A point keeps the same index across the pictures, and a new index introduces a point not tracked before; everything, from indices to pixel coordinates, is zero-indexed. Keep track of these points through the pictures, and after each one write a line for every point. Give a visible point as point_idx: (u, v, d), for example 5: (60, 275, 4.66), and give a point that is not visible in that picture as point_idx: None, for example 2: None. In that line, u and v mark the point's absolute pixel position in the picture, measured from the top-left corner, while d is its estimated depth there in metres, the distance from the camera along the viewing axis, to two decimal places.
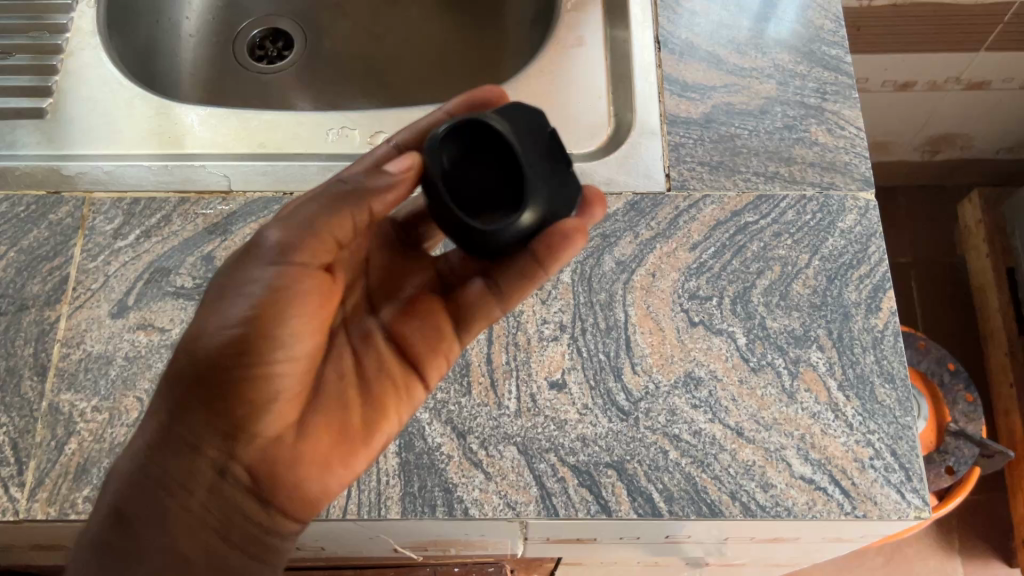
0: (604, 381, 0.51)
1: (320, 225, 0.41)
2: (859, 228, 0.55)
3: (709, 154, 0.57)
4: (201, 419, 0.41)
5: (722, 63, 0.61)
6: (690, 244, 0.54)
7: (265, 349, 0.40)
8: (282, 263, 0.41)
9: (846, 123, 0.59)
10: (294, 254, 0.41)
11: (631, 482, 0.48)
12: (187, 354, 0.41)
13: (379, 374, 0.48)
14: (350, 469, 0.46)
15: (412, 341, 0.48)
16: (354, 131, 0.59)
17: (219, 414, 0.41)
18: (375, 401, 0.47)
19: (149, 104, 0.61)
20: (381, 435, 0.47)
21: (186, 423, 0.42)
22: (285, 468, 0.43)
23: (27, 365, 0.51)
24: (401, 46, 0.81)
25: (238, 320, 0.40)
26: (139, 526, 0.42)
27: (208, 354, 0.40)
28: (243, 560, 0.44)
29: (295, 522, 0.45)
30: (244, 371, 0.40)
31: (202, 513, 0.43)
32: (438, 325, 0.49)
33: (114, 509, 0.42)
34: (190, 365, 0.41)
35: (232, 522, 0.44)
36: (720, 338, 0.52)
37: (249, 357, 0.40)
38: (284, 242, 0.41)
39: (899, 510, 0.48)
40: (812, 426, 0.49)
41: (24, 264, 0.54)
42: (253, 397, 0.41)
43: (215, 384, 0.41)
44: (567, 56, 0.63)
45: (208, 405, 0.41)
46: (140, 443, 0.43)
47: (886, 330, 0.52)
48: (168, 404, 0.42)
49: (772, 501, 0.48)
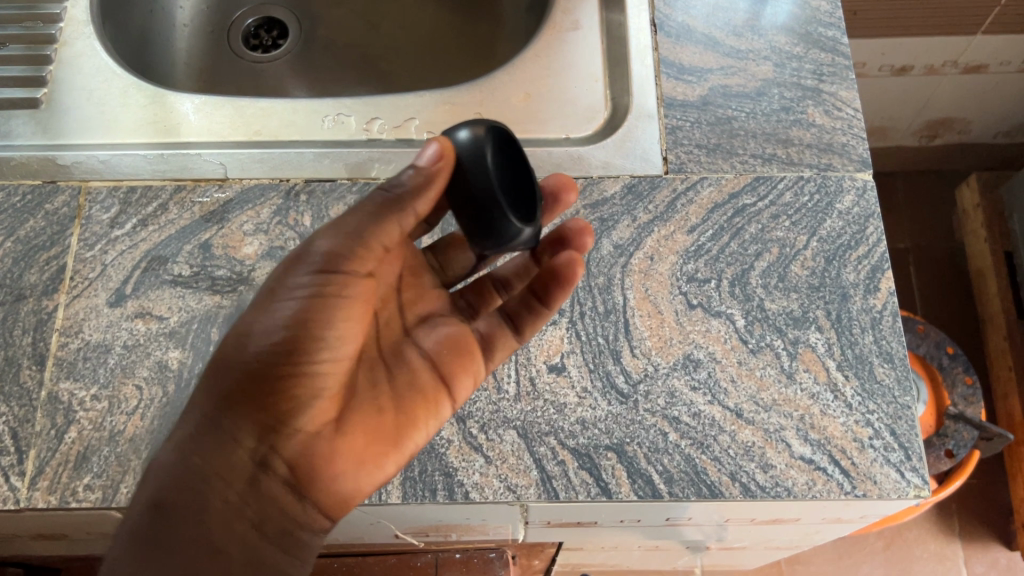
0: (603, 364, 0.51)
1: (365, 233, 0.43)
2: (857, 208, 0.55)
3: (706, 136, 0.57)
4: (245, 412, 0.42)
5: (719, 45, 0.61)
6: (687, 227, 0.54)
7: (311, 348, 0.42)
8: (327, 269, 0.43)
9: (844, 104, 0.59)
10: (337, 262, 0.43)
11: (631, 464, 0.48)
12: (246, 347, 0.42)
13: (412, 387, 0.47)
14: (382, 470, 0.46)
15: (442, 352, 0.49)
16: (349, 118, 0.59)
17: (263, 408, 0.42)
18: (407, 409, 0.46)
19: (144, 93, 0.60)
20: (413, 441, 0.47)
21: (233, 412, 0.42)
22: (320, 466, 0.43)
23: (26, 354, 0.51)
24: (397, 34, 0.81)
25: (285, 322, 0.42)
26: (176, 512, 0.41)
27: (266, 347, 0.42)
28: (275, 555, 0.43)
29: (325, 521, 0.45)
30: (291, 368, 0.42)
31: (238, 506, 0.42)
32: (468, 347, 0.49)
33: (151, 499, 0.41)
34: (242, 363, 0.42)
35: (267, 517, 0.43)
36: (719, 320, 0.52)
37: (297, 354, 0.42)
38: (330, 251, 0.43)
39: (899, 489, 0.48)
40: (811, 407, 0.49)
41: (21, 253, 0.54)
42: (297, 392, 0.42)
43: (267, 377, 0.42)
44: (563, 41, 0.63)
45: (253, 400, 0.42)
46: (181, 436, 0.43)
47: (885, 310, 0.52)
48: (214, 397, 0.42)
49: (772, 482, 0.48)
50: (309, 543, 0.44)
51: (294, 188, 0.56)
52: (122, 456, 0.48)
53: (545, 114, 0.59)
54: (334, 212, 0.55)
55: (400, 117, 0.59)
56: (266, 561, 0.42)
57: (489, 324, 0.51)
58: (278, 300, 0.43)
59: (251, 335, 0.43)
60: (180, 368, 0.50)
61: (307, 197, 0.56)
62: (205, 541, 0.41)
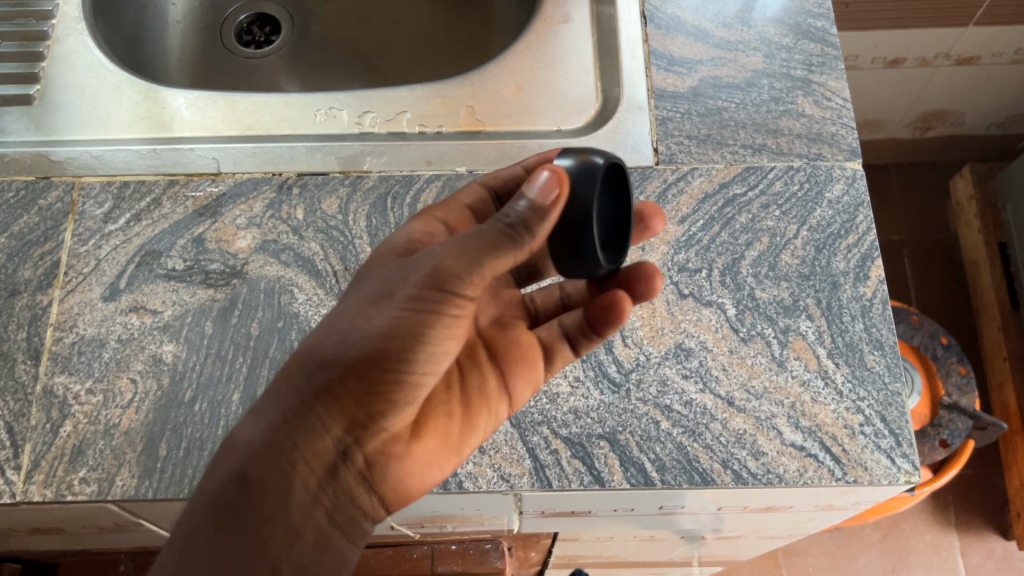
0: (595, 354, 0.51)
1: (484, 257, 0.37)
2: (847, 197, 0.55)
3: (697, 127, 0.58)
4: (340, 406, 0.41)
5: (709, 37, 0.61)
6: (678, 217, 0.55)
7: (410, 362, 0.40)
8: (437, 286, 0.38)
9: (833, 95, 0.59)
10: (450, 281, 0.38)
11: (624, 453, 0.49)
12: (338, 342, 0.40)
13: (481, 397, 0.48)
14: (445, 471, 0.47)
15: (506, 359, 0.50)
16: (341, 112, 0.60)
17: (359, 408, 0.41)
18: (471, 415, 0.47)
19: (136, 89, 0.61)
20: (473, 442, 0.47)
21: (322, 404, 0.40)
22: (394, 464, 0.44)
23: (20, 349, 0.51)
24: (389, 29, 0.81)
25: (391, 330, 0.39)
26: (260, 501, 0.40)
27: (362, 354, 0.39)
28: (341, 541, 0.43)
29: (386, 511, 0.45)
30: (391, 376, 0.40)
31: (317, 493, 0.42)
32: (528, 355, 0.50)
33: (236, 474, 0.40)
34: (341, 357, 0.40)
35: (340, 504, 0.43)
36: (710, 309, 0.52)
37: (397, 366, 0.40)
38: (448, 270, 0.38)
39: (889, 475, 0.48)
40: (802, 394, 0.50)
41: (16, 249, 0.54)
42: (391, 399, 0.41)
43: (363, 380, 0.40)
44: (554, 33, 0.63)
45: (352, 398, 0.40)
46: (269, 408, 0.41)
47: (875, 297, 0.52)
48: (310, 381, 0.40)
49: (763, 469, 0.48)
50: (369, 530, 0.45)
51: (286, 182, 0.56)
52: (117, 449, 0.49)
53: (537, 107, 0.59)
54: (326, 205, 0.55)
55: (391, 111, 0.59)
56: (332, 547, 0.43)
57: (549, 331, 0.51)
58: (378, 302, 0.39)
59: (347, 331, 0.40)
60: (175, 361, 0.51)
61: (299, 191, 0.56)
62: (287, 530, 0.40)
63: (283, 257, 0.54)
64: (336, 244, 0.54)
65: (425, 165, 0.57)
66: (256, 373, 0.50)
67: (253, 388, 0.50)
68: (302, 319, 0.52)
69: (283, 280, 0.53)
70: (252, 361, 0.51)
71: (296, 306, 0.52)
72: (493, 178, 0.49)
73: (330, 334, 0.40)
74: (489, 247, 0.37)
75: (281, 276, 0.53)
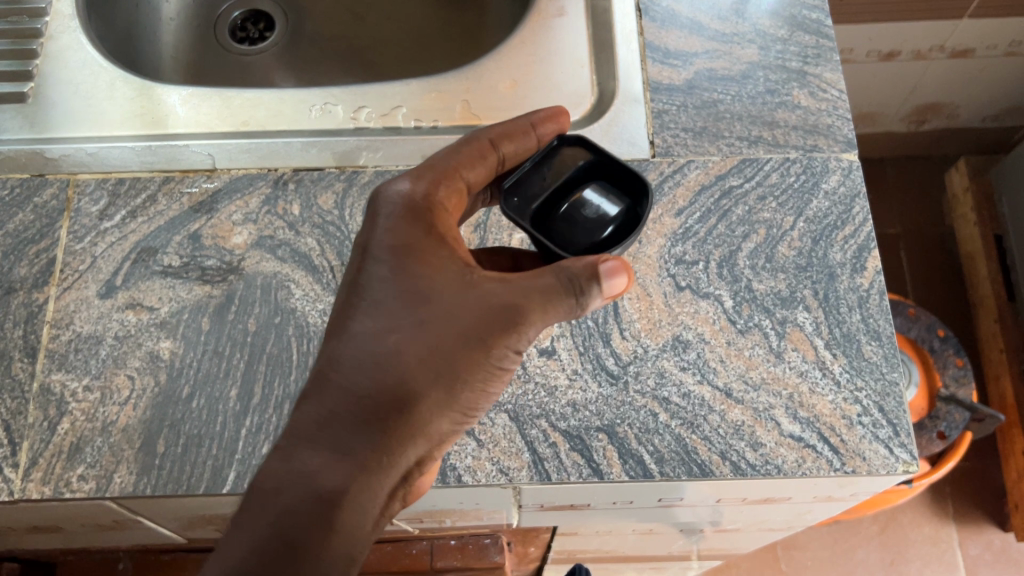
0: (593, 347, 0.51)
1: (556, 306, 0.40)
2: (843, 188, 0.55)
3: (693, 120, 0.58)
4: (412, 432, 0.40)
5: (704, 29, 0.61)
6: (675, 210, 0.55)
7: (480, 388, 0.41)
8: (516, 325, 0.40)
9: (828, 86, 0.59)
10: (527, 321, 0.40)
11: (622, 445, 0.48)
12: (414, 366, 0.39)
13: None
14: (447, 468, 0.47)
15: None
16: (337, 107, 0.59)
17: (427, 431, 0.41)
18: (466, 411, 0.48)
19: (131, 86, 0.60)
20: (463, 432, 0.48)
21: (391, 430, 0.39)
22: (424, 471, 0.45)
23: (17, 347, 0.51)
24: (384, 24, 0.81)
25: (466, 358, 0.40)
26: (335, 529, 0.38)
27: (441, 387, 0.40)
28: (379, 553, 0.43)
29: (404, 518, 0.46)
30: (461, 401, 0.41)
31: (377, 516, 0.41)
32: None
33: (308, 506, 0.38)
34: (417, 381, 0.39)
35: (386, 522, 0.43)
36: (707, 301, 0.52)
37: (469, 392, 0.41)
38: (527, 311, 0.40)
39: (888, 464, 0.48)
40: (800, 385, 0.50)
41: (11, 247, 0.54)
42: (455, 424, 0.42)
43: (434, 414, 0.40)
44: (548, 27, 0.63)
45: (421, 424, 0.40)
46: (333, 435, 0.39)
47: (872, 288, 0.52)
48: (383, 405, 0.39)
49: (762, 460, 0.48)
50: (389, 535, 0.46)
51: (282, 177, 0.56)
52: (115, 446, 0.49)
53: (532, 101, 0.59)
54: (322, 200, 0.55)
55: (387, 105, 0.59)
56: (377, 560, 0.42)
57: None
58: (465, 336, 0.40)
59: (425, 356, 0.39)
60: (172, 358, 0.51)
61: (295, 186, 0.56)
62: (354, 555, 0.39)
63: (279, 253, 0.54)
64: (332, 239, 0.54)
65: (421, 159, 0.57)
66: (254, 369, 0.50)
67: (250, 384, 0.50)
68: (299, 314, 0.52)
69: (279, 276, 0.53)
70: (250, 357, 0.51)
71: (293, 302, 0.52)
72: (507, 138, 0.45)
73: (401, 360, 0.39)
74: (554, 299, 0.40)
75: (278, 272, 0.53)
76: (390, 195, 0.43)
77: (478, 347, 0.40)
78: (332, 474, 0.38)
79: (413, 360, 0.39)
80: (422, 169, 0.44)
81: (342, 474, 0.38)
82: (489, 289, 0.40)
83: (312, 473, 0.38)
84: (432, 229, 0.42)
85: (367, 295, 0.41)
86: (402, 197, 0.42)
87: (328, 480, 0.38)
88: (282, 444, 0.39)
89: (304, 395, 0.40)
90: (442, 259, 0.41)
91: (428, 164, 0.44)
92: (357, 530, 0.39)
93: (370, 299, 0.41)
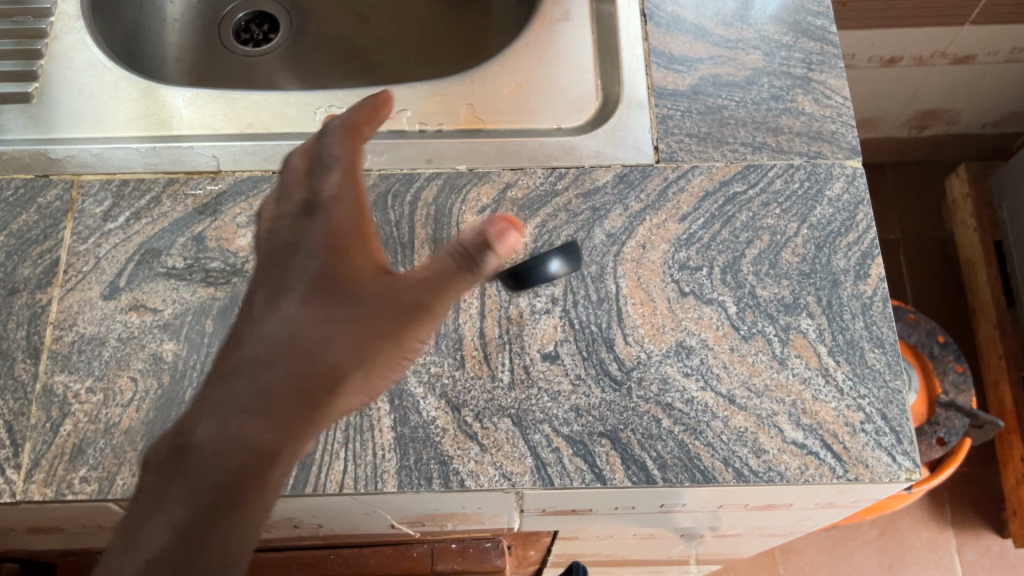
0: (596, 352, 0.51)
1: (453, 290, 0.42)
2: (847, 195, 0.55)
3: (697, 126, 0.58)
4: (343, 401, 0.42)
5: (709, 35, 0.61)
6: (679, 215, 0.55)
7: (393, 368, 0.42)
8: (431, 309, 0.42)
9: (832, 92, 0.59)
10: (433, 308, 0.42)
11: (625, 451, 0.49)
12: (336, 346, 0.41)
13: None
14: None
15: None
16: (341, 110, 0.59)
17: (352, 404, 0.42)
18: None
19: (135, 87, 0.60)
20: None
21: (328, 399, 0.41)
22: None
23: (20, 348, 0.51)
24: (387, 26, 0.81)
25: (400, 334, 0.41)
26: (253, 493, 0.39)
27: (363, 367, 0.41)
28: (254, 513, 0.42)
29: None
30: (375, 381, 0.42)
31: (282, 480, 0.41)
32: None
33: (194, 483, 0.38)
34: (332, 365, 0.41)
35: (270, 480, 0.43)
36: (711, 307, 0.52)
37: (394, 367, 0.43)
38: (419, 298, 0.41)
39: (890, 472, 0.48)
40: (803, 392, 0.50)
41: (14, 248, 0.54)
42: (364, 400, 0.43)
43: (348, 394, 0.42)
44: (553, 31, 0.63)
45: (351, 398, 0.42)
46: (257, 407, 0.39)
47: (875, 295, 0.52)
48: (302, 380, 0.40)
49: (764, 466, 0.48)
50: None
51: None
52: (117, 448, 0.49)
53: (536, 105, 0.59)
54: None
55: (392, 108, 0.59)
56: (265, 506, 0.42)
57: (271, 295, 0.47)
58: (380, 327, 0.41)
59: (358, 335, 0.41)
60: (175, 360, 0.51)
61: None
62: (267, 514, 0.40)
63: None
64: None
65: (425, 164, 0.57)
66: None
67: None
68: None
69: None
70: None
71: None
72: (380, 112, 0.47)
73: (333, 350, 0.40)
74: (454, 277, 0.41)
75: None
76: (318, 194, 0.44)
77: (401, 340, 0.42)
78: (263, 428, 0.39)
79: (340, 344, 0.41)
80: (341, 154, 0.44)
81: (274, 430, 0.39)
82: (421, 288, 0.41)
83: (242, 436, 0.39)
84: (360, 224, 0.43)
85: (303, 284, 0.42)
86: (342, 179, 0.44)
87: (252, 437, 0.39)
88: (193, 414, 0.40)
89: (233, 369, 0.40)
90: (357, 251, 0.42)
91: (356, 171, 0.44)
92: (279, 485, 0.40)
93: (301, 284, 0.42)
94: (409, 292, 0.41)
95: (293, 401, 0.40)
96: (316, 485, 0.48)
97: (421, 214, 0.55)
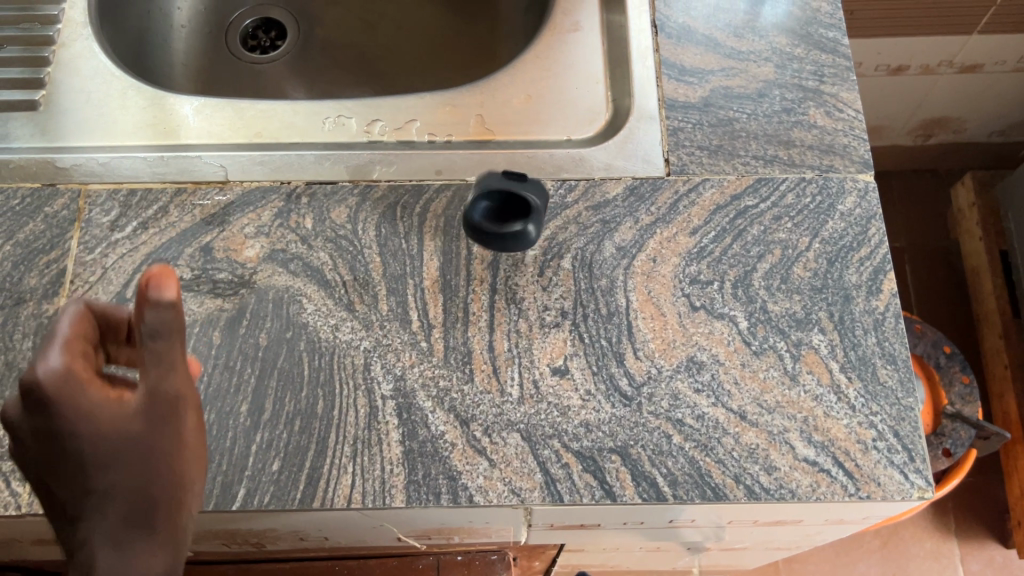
0: (606, 366, 0.51)
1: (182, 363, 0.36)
2: (858, 210, 0.55)
3: (708, 138, 0.57)
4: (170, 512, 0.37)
5: (720, 46, 0.61)
6: (690, 229, 0.54)
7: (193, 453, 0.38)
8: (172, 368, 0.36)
9: (844, 105, 0.59)
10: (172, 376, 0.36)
11: (635, 467, 0.48)
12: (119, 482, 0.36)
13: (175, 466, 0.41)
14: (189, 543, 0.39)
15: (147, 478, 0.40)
16: (350, 120, 0.59)
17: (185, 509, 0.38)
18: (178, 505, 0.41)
19: (143, 96, 0.60)
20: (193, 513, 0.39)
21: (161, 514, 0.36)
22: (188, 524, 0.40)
23: (26, 358, 0.51)
24: (395, 34, 0.81)
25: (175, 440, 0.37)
26: None
27: (172, 472, 0.37)
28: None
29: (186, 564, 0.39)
30: (189, 481, 0.38)
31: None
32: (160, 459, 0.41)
33: None
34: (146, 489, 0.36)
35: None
36: (722, 321, 0.52)
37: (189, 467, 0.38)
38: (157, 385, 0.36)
39: (902, 490, 0.48)
40: (815, 409, 0.49)
41: (21, 257, 0.54)
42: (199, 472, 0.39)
43: (189, 511, 0.38)
44: (564, 41, 0.63)
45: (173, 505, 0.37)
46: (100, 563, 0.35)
47: (888, 311, 0.52)
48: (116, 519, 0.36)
49: (776, 484, 0.48)
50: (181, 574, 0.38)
51: (295, 190, 0.56)
52: None
53: (546, 116, 0.59)
54: (335, 214, 0.55)
55: (401, 119, 0.59)
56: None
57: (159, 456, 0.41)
58: (168, 435, 0.37)
59: (144, 458, 0.36)
60: None
61: (308, 200, 0.55)
62: None
63: (291, 267, 0.53)
64: (345, 254, 0.54)
65: (434, 175, 0.56)
66: (264, 384, 0.50)
67: (261, 399, 0.50)
68: (311, 329, 0.51)
69: (291, 290, 0.53)
70: (261, 372, 0.50)
71: (305, 317, 0.52)
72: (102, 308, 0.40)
73: (152, 479, 0.36)
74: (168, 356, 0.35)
75: (290, 286, 0.53)
76: (44, 384, 0.34)
77: (200, 444, 0.40)
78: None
79: (165, 468, 0.37)
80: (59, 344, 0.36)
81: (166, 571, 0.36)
82: (168, 398, 0.36)
83: None
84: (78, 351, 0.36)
85: (68, 440, 0.35)
86: (57, 349, 0.35)
87: (151, 571, 0.36)
88: None
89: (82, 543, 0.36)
90: (109, 408, 0.36)
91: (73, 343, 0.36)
92: None
93: (75, 455, 0.35)
94: (164, 392, 0.36)
95: (117, 532, 0.36)
96: (323, 499, 0.47)
97: (430, 226, 0.55)
